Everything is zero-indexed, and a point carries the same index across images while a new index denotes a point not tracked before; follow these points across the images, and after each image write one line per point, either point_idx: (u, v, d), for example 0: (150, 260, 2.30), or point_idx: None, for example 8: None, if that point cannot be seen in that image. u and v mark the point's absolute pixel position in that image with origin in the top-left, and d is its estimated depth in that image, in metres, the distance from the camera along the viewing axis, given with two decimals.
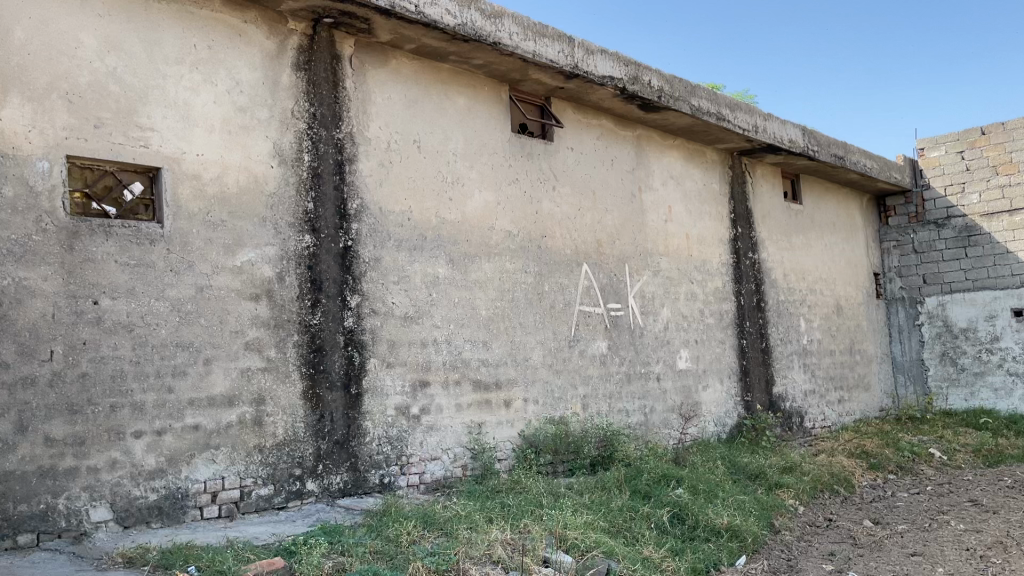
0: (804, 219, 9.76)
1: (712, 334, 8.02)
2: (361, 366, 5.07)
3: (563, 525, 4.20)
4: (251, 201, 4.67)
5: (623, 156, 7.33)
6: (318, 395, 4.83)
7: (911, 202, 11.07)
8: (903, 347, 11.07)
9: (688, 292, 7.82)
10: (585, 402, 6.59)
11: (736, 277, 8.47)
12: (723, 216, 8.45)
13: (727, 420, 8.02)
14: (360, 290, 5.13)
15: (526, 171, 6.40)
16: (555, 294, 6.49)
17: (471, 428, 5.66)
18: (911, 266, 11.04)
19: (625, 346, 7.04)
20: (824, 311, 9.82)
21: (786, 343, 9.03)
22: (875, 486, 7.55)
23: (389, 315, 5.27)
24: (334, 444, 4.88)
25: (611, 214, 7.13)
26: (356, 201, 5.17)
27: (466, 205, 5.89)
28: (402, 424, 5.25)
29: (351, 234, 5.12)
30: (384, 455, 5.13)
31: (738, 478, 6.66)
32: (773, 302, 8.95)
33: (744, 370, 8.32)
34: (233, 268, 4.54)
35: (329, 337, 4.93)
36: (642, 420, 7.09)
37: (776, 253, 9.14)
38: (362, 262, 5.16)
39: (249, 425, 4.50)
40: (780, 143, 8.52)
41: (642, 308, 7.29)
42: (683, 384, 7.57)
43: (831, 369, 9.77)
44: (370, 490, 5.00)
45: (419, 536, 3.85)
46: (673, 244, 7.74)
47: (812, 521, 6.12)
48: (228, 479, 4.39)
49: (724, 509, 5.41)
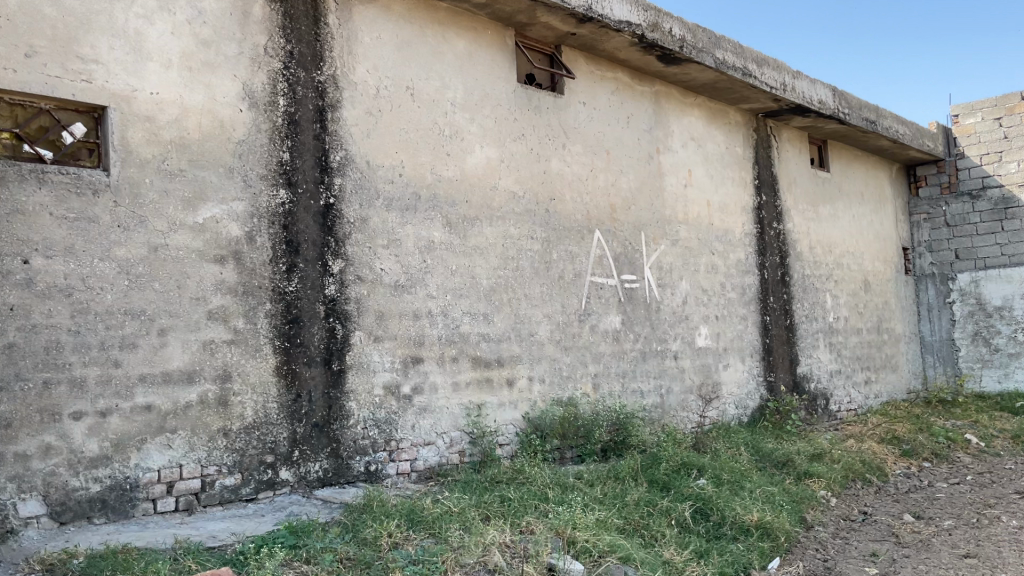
0: (831, 188, 9.10)
1: (734, 309, 7.40)
2: (344, 341, 4.48)
3: (572, 525, 3.61)
4: (216, 150, 4.06)
5: (640, 113, 6.69)
6: (294, 372, 4.25)
7: (944, 171, 10.37)
8: (932, 326, 10.43)
9: (709, 265, 7.19)
10: (597, 382, 6.01)
11: (760, 248, 7.83)
12: (747, 182, 7.80)
13: (748, 402, 7.42)
14: (344, 253, 4.53)
15: (533, 126, 5.77)
16: (564, 263, 5.88)
17: (470, 410, 5.08)
18: (943, 241, 10.37)
19: (640, 321, 6.43)
20: (851, 287, 9.18)
21: (812, 320, 8.41)
22: (910, 475, 6.95)
23: (377, 283, 4.67)
24: (313, 428, 4.30)
25: (626, 176, 6.49)
26: (340, 153, 4.55)
27: (466, 161, 5.26)
28: (391, 405, 4.67)
29: (334, 191, 4.51)
30: (371, 441, 4.55)
31: (763, 467, 6.07)
32: (798, 277, 8.32)
33: (767, 349, 7.71)
34: (193, 225, 3.94)
35: (307, 306, 4.33)
36: (658, 402, 6.50)
37: (802, 223, 8.50)
38: (347, 222, 4.56)
39: (212, 405, 3.92)
40: (809, 103, 7.85)
41: (659, 280, 6.68)
42: (702, 363, 6.97)
43: (858, 348, 9.14)
44: (353, 480, 4.44)
45: (402, 539, 3.27)
46: (693, 211, 7.11)
47: (846, 515, 5.53)
48: (187, 467, 3.82)
49: (752, 503, 4.83)
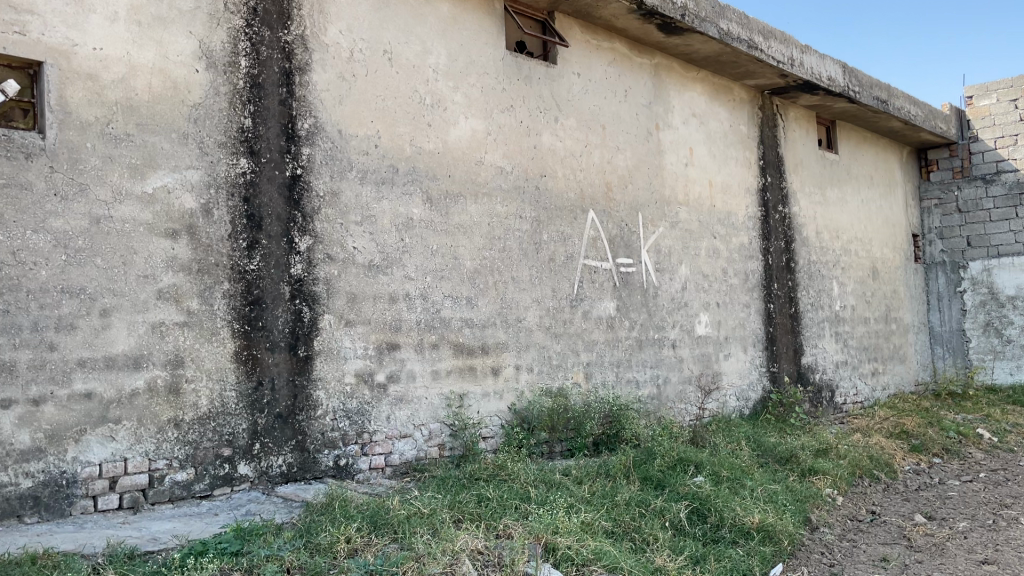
0: (839, 171, 8.72)
1: (736, 296, 7.04)
2: (311, 324, 4.13)
3: (553, 529, 3.27)
4: (168, 113, 3.70)
5: (639, 87, 6.31)
6: (255, 358, 3.90)
7: (956, 155, 9.99)
8: (942, 316, 10.06)
9: (710, 249, 6.83)
10: (589, 370, 5.66)
11: (764, 232, 7.46)
12: (751, 162, 7.43)
13: (750, 394, 7.07)
14: (312, 230, 4.18)
15: (524, 97, 5.39)
16: (555, 245, 5.52)
17: (451, 400, 4.74)
18: (954, 228, 9.99)
19: (636, 308, 6.08)
20: (858, 274, 8.81)
21: (818, 309, 8.04)
22: (920, 471, 6.60)
23: (349, 262, 4.31)
24: (277, 419, 3.96)
25: (623, 153, 6.12)
26: (309, 121, 4.20)
27: (449, 134, 4.89)
28: (364, 394, 4.32)
29: (301, 161, 4.15)
30: (340, 433, 4.20)
31: (765, 463, 5.72)
32: (804, 263, 7.95)
33: (770, 338, 7.35)
34: (142, 196, 3.59)
35: (270, 287, 3.98)
36: (654, 393, 6.15)
37: (809, 207, 8.12)
38: (316, 196, 4.20)
39: (162, 393, 3.58)
40: (818, 80, 7.46)
41: (657, 264, 6.32)
42: (702, 352, 6.62)
43: (865, 338, 8.78)
44: (321, 475, 4.10)
45: (362, 544, 2.93)
46: (694, 192, 6.74)
47: (853, 515, 5.19)
48: (133, 461, 3.48)
49: (753, 503, 4.48)
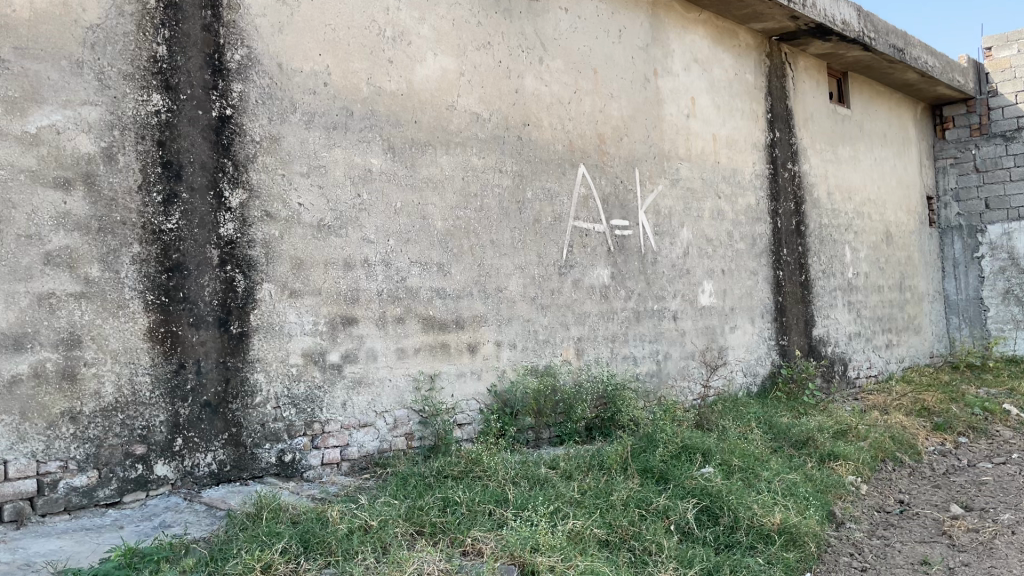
0: (852, 128, 8.03)
1: (743, 262, 6.38)
2: (247, 295, 3.46)
3: (533, 544, 2.63)
4: (56, 35, 3.03)
5: (635, 28, 5.60)
6: (174, 335, 3.24)
7: (974, 111, 9.28)
8: (958, 284, 9.41)
9: (714, 210, 6.16)
10: (580, 347, 5.01)
11: (773, 193, 6.79)
12: (758, 115, 6.74)
13: (759, 370, 6.44)
14: (247, 182, 3.49)
15: (503, 34, 4.68)
16: (541, 204, 4.84)
17: (421, 382, 4.08)
18: (971, 189, 9.29)
19: (633, 276, 5.42)
20: (872, 239, 8.16)
21: (830, 276, 7.39)
22: (946, 453, 5.98)
23: (293, 221, 3.63)
24: (204, 409, 3.30)
25: (617, 101, 5.43)
26: (240, 51, 3.50)
27: (414, 72, 4.18)
28: (314, 377, 3.66)
29: (231, 100, 3.46)
30: (285, 424, 3.55)
31: (779, 448, 5.09)
32: (815, 227, 7.29)
33: (780, 308, 6.70)
34: (22, 138, 2.93)
35: (193, 250, 3.31)
36: (654, 370, 5.51)
37: (820, 166, 7.45)
38: (250, 141, 3.52)
39: (52, 379, 2.93)
40: (831, 23, 6.74)
41: (655, 227, 5.65)
42: (706, 324, 5.97)
43: (879, 309, 8.14)
44: (261, 474, 3.45)
45: (286, 573, 2.28)
46: (696, 146, 6.05)
47: (881, 507, 4.57)
48: (16, 464, 2.85)
49: (771, 498, 3.85)
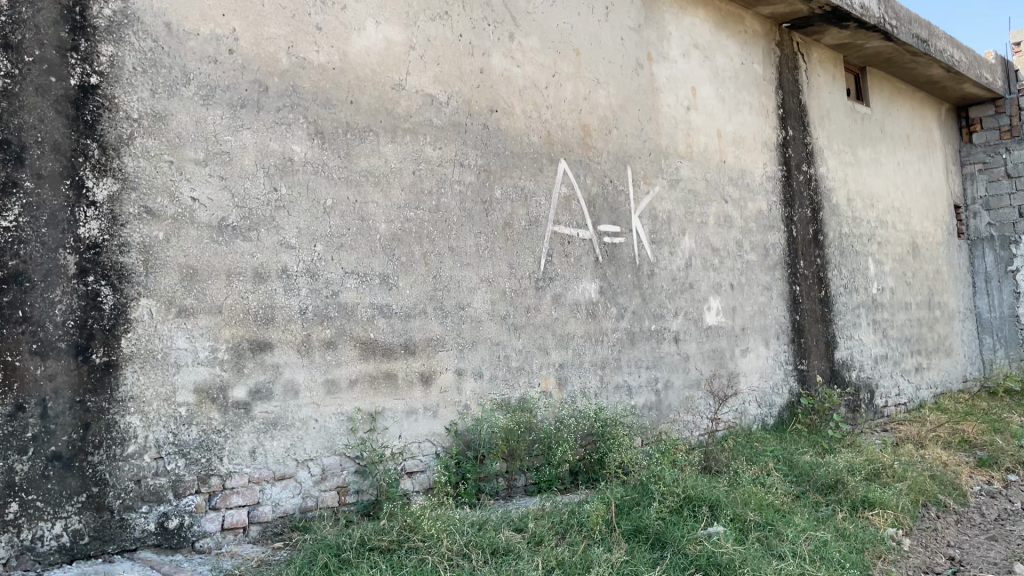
0: (872, 127, 7.26)
1: (755, 275, 5.58)
2: (117, 314, 2.69)
3: None
4: None
5: (625, 6, 4.86)
6: (9, 367, 2.49)
7: (1004, 111, 8.49)
8: (991, 301, 8.56)
9: (720, 216, 5.38)
10: (563, 375, 4.21)
11: (787, 197, 6.01)
12: (768, 109, 5.98)
13: (774, 400, 5.62)
14: (119, 170, 2.74)
15: (464, 4, 3.94)
16: (513, 205, 4.07)
17: (359, 423, 3.29)
18: (1003, 196, 8.46)
19: (626, 291, 4.64)
20: (897, 250, 7.36)
21: (852, 292, 6.59)
22: (996, 494, 5.11)
23: (184, 220, 2.87)
24: (51, 463, 2.54)
25: (605, 88, 4.68)
26: (112, 6, 2.77)
27: (350, 42, 3.44)
28: (211, 419, 2.87)
29: (98, 65, 2.73)
30: (170, 479, 2.76)
31: (801, 494, 4.25)
32: (835, 237, 6.49)
33: (797, 329, 5.89)
34: None
35: (39, 257, 2.57)
36: (652, 402, 4.69)
37: (838, 170, 6.67)
38: (125, 118, 2.77)
39: None
40: (850, 6, 5.97)
41: (652, 235, 4.87)
42: (714, 347, 5.16)
43: (907, 328, 7.31)
44: (134, 547, 2.67)
45: None
46: (698, 143, 5.29)
47: (930, 568, 3.71)
48: None
49: (798, 567, 3.01)
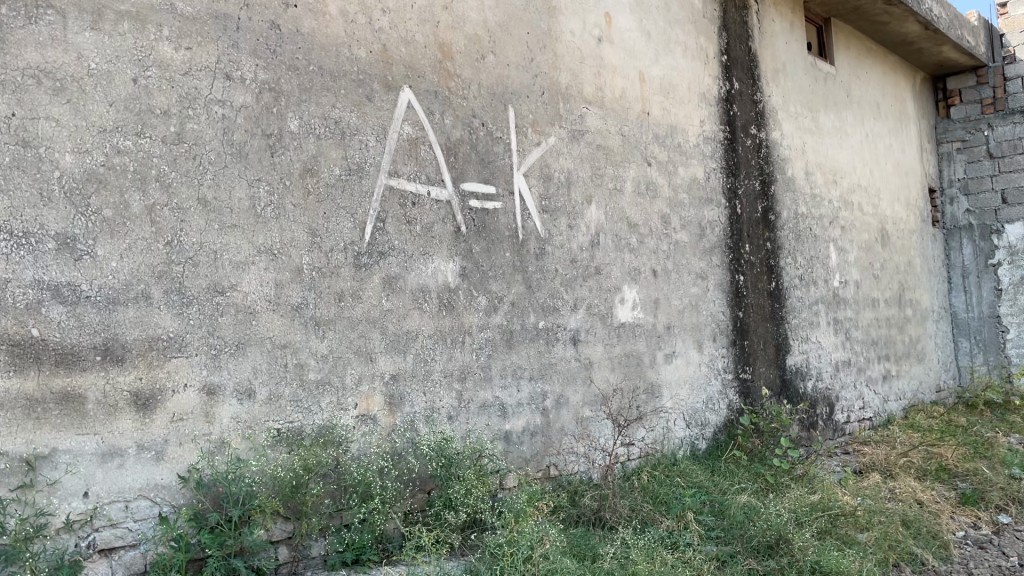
0: (836, 89, 6.10)
1: (686, 260, 4.38)
2: None
3: None
4: None
5: None
6: None
7: (986, 82, 7.37)
8: (968, 300, 7.47)
9: (641, 182, 4.16)
10: (397, 392, 2.94)
11: (730, 164, 4.81)
12: (708, 53, 4.78)
13: (708, 418, 4.43)
14: None
15: None
16: (320, 143, 2.78)
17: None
18: (984, 179, 7.36)
19: (501, 273, 3.40)
20: (864, 236, 6.21)
21: (809, 283, 5.42)
22: (985, 544, 3.90)
23: None
24: None
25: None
26: None
27: None
28: None
29: None
30: None
31: (727, 560, 3.03)
32: (790, 218, 5.31)
33: (739, 329, 4.70)
34: None
35: None
36: (537, 426, 3.47)
37: (796, 137, 5.49)
38: None
39: None
40: None
41: (544, 201, 3.64)
42: (626, 352, 3.95)
43: (874, 329, 6.17)
44: None
45: None
46: (613, 85, 4.07)
47: None
48: None
49: None
